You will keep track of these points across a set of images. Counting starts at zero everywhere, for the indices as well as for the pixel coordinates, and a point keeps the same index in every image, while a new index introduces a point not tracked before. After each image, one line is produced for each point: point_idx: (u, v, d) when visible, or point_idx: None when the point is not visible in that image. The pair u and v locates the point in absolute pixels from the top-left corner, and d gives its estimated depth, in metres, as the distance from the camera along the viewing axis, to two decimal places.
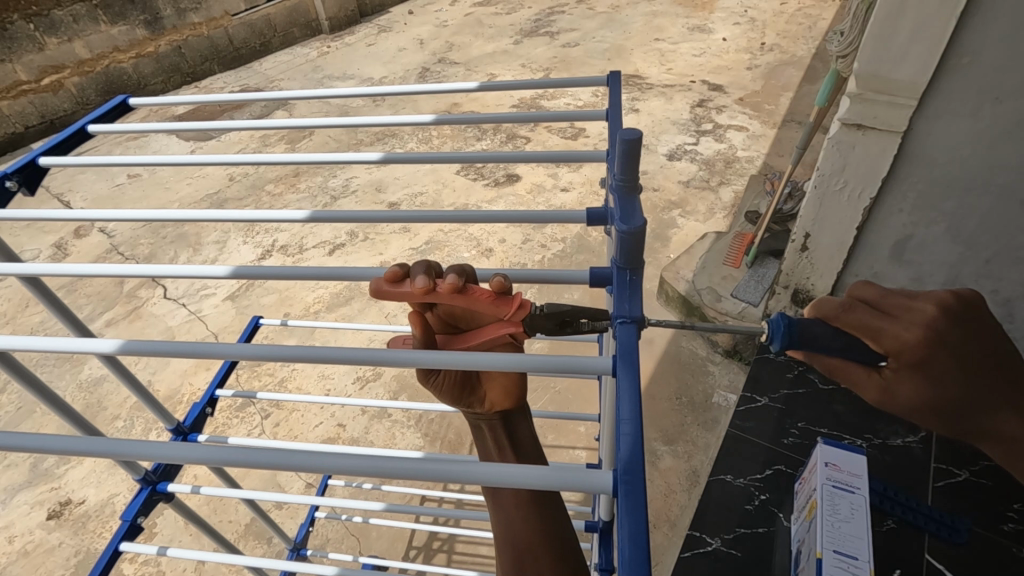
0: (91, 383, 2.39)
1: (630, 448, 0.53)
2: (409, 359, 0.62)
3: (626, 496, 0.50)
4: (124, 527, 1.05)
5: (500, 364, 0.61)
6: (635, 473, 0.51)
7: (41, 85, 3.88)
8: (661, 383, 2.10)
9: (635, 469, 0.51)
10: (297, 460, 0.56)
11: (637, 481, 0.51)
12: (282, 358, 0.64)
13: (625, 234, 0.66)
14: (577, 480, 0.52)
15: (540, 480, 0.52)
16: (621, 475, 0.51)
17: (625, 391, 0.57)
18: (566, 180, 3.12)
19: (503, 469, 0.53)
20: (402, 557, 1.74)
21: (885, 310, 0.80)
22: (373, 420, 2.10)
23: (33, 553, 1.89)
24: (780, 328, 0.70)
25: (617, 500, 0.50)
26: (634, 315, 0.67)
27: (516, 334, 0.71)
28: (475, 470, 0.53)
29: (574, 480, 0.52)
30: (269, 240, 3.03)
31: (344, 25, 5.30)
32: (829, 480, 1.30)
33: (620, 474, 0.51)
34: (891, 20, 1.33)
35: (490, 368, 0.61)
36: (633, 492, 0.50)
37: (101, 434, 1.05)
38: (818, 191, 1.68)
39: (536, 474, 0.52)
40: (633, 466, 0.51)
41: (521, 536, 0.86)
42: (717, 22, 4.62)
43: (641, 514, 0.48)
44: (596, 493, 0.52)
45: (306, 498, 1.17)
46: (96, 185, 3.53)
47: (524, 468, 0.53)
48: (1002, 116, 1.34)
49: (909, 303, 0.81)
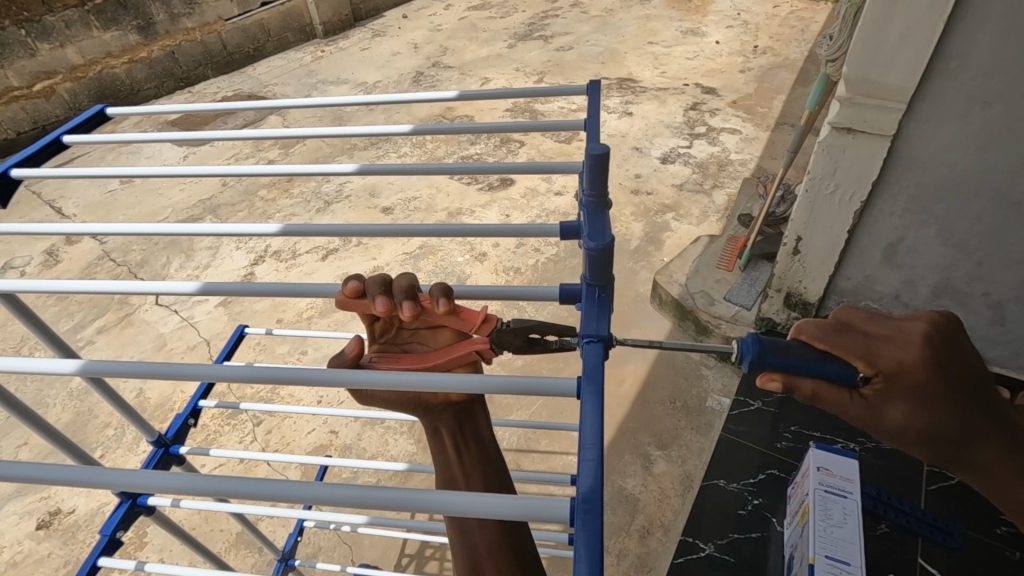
0: (81, 392, 2.37)
1: (592, 475, 0.52)
2: (382, 380, 0.61)
3: (583, 527, 0.49)
4: (103, 543, 1.04)
5: (458, 386, 0.60)
6: (594, 502, 0.50)
7: (33, 92, 3.87)
8: (655, 388, 2.09)
9: (594, 497, 0.51)
10: (272, 490, 0.56)
11: (596, 510, 0.50)
12: (256, 378, 0.64)
13: (595, 251, 0.66)
14: (543, 510, 0.52)
15: (504, 510, 0.52)
16: (580, 504, 0.50)
17: (589, 414, 0.57)
18: (559, 184, 3.12)
19: (469, 499, 0.53)
20: (394, 566, 1.73)
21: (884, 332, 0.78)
22: (365, 427, 2.08)
23: (21, 564, 1.87)
24: (750, 347, 0.69)
25: (575, 528, 0.49)
26: (601, 334, 0.66)
27: (484, 352, 0.71)
28: (442, 498, 0.53)
29: (541, 510, 0.52)
30: (262, 246, 3.01)
31: (338, 30, 5.29)
32: (821, 484, 1.30)
33: (579, 503, 0.50)
34: (880, 22, 1.32)
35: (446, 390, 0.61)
36: (590, 524, 0.49)
37: (97, 463, 1.07)
38: (809, 195, 1.67)
39: (500, 503, 0.52)
40: (592, 495, 0.51)
41: (477, 539, 0.90)
42: (710, 25, 4.63)
43: (597, 544, 0.48)
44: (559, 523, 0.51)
45: (292, 511, 1.16)
46: (89, 192, 3.50)
47: (489, 498, 0.53)
48: (992, 119, 1.35)
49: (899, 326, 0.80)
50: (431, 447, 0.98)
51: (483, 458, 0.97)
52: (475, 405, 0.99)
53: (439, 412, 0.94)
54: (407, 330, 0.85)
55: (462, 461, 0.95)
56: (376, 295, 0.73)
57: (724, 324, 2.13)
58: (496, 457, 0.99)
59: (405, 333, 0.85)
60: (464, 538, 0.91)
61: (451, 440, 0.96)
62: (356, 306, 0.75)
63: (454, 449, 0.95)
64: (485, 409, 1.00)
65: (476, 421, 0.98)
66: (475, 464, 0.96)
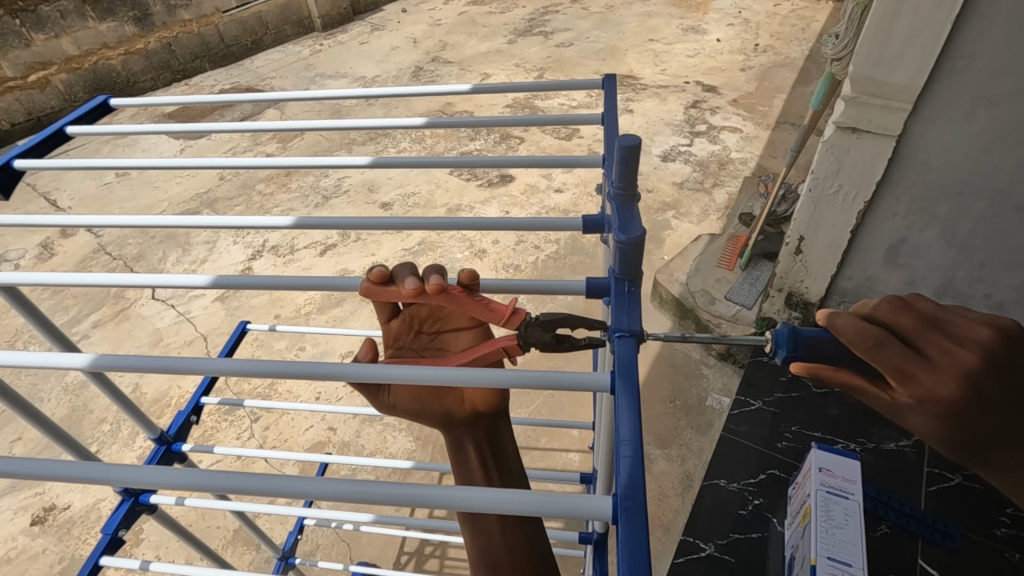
0: (76, 386, 2.35)
1: (630, 472, 0.51)
2: (402, 374, 0.60)
3: (626, 524, 0.48)
4: (104, 541, 1.03)
5: (472, 380, 0.60)
6: (635, 499, 0.49)
7: (27, 82, 3.83)
8: (656, 387, 2.08)
9: (635, 495, 0.50)
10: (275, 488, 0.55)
11: (638, 506, 0.49)
12: (258, 373, 0.62)
13: (624, 244, 0.64)
14: (577, 506, 0.51)
15: (531, 506, 0.51)
16: (621, 501, 0.49)
17: (626, 409, 0.56)
18: (560, 180, 3.10)
19: (491, 493, 0.52)
20: (393, 564, 1.73)
21: (938, 318, 0.71)
22: (364, 424, 2.07)
23: (15, 560, 1.86)
24: (784, 338, 0.69)
25: (617, 526, 0.49)
26: (632, 329, 0.65)
27: (510, 350, 0.70)
28: (456, 495, 0.52)
29: (576, 506, 0.51)
30: (259, 240, 2.99)
31: (336, 24, 5.25)
32: (822, 485, 1.29)
33: (620, 500, 0.49)
34: (887, 21, 1.31)
35: (466, 383, 0.60)
36: (633, 522, 0.48)
37: (96, 459, 1.06)
38: (812, 194, 1.66)
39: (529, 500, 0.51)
40: (633, 493, 0.50)
41: (501, 555, 0.89)
42: (710, 23, 4.62)
43: (641, 543, 0.47)
44: (594, 521, 0.50)
45: (293, 510, 1.15)
46: (84, 184, 3.47)
47: (514, 495, 0.52)
48: (997, 119, 1.34)
49: (961, 318, 0.71)
50: (454, 462, 0.96)
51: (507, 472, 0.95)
52: (501, 418, 0.96)
53: (465, 425, 0.92)
54: (426, 335, 0.87)
55: (489, 475, 0.94)
56: (405, 278, 0.71)
57: (725, 322, 2.13)
58: (519, 473, 0.98)
59: (424, 338, 0.87)
60: (486, 552, 0.90)
61: (476, 451, 0.94)
62: (381, 293, 0.72)
63: (479, 465, 0.93)
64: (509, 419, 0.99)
65: (502, 436, 0.97)
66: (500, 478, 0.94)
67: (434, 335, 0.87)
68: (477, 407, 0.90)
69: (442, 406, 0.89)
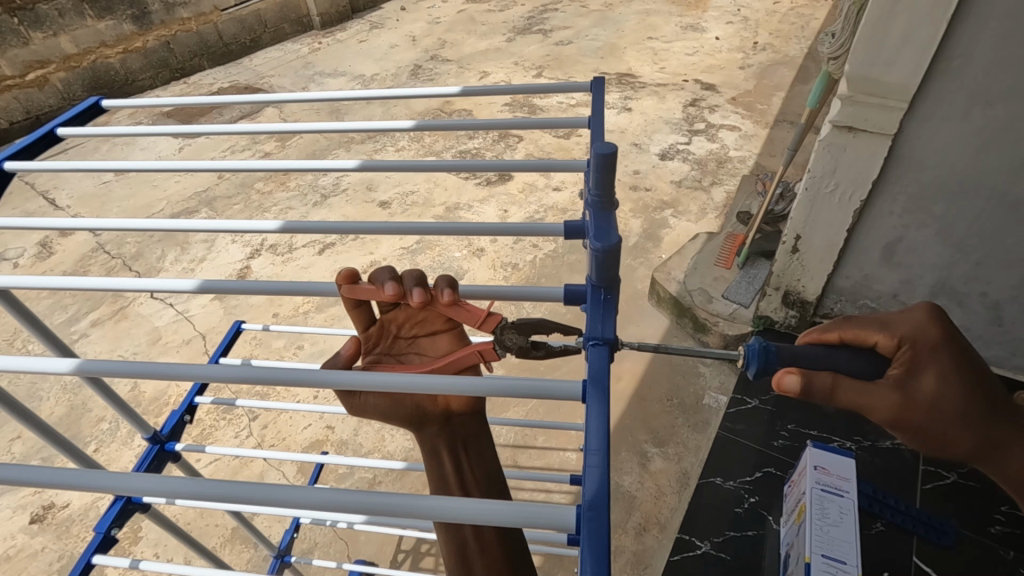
0: (74, 385, 2.35)
1: (597, 483, 0.51)
2: (381, 382, 0.61)
3: (588, 535, 0.49)
4: (97, 540, 1.03)
5: (455, 389, 0.60)
6: (599, 510, 0.49)
7: (26, 81, 3.82)
8: (653, 385, 2.08)
9: (600, 505, 0.50)
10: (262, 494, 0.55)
11: (602, 516, 0.50)
12: (246, 379, 0.62)
13: (600, 251, 0.65)
14: (544, 516, 0.51)
15: (506, 513, 0.52)
16: (585, 511, 0.50)
17: (595, 419, 0.56)
18: (557, 179, 3.11)
19: (468, 501, 0.52)
20: (390, 562, 1.74)
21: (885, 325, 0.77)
22: (361, 423, 2.08)
23: (14, 558, 1.86)
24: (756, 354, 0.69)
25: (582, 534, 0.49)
26: (606, 337, 0.66)
27: (485, 352, 0.71)
28: (431, 504, 0.52)
29: (541, 515, 0.51)
30: (258, 239, 2.98)
31: (335, 22, 5.24)
32: (818, 483, 1.30)
33: (584, 510, 0.50)
34: (883, 20, 1.31)
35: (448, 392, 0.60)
36: (596, 531, 0.49)
37: (92, 461, 1.06)
38: (808, 194, 1.66)
39: (496, 509, 0.52)
40: (598, 503, 0.50)
41: (476, 561, 0.89)
42: (710, 21, 4.61)
43: (605, 552, 0.47)
44: (564, 529, 0.51)
45: (288, 510, 1.15)
46: (82, 183, 3.47)
47: (489, 504, 0.52)
48: (993, 119, 1.34)
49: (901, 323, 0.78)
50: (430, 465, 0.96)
51: (485, 475, 0.95)
52: (475, 420, 0.98)
53: (437, 426, 0.95)
54: (404, 340, 0.90)
55: (464, 481, 0.94)
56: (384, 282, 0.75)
57: (722, 321, 2.14)
58: (498, 475, 0.97)
59: (402, 342, 0.90)
60: (461, 558, 0.90)
61: (451, 454, 0.94)
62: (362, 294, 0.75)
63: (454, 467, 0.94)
64: (485, 420, 0.99)
65: (479, 440, 0.97)
66: (478, 481, 0.94)
67: (410, 339, 0.89)
68: (450, 406, 0.95)
69: (415, 402, 0.93)
